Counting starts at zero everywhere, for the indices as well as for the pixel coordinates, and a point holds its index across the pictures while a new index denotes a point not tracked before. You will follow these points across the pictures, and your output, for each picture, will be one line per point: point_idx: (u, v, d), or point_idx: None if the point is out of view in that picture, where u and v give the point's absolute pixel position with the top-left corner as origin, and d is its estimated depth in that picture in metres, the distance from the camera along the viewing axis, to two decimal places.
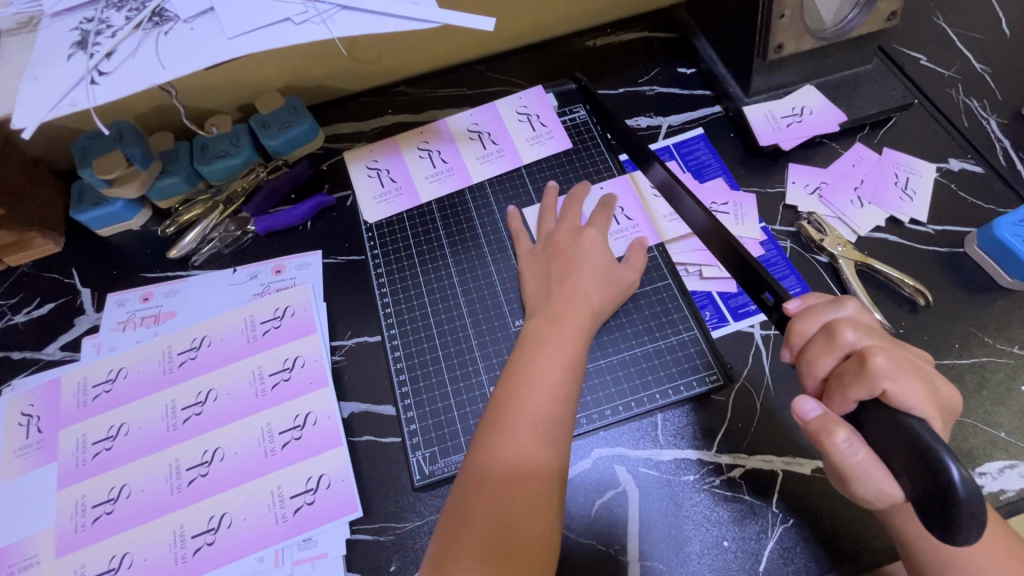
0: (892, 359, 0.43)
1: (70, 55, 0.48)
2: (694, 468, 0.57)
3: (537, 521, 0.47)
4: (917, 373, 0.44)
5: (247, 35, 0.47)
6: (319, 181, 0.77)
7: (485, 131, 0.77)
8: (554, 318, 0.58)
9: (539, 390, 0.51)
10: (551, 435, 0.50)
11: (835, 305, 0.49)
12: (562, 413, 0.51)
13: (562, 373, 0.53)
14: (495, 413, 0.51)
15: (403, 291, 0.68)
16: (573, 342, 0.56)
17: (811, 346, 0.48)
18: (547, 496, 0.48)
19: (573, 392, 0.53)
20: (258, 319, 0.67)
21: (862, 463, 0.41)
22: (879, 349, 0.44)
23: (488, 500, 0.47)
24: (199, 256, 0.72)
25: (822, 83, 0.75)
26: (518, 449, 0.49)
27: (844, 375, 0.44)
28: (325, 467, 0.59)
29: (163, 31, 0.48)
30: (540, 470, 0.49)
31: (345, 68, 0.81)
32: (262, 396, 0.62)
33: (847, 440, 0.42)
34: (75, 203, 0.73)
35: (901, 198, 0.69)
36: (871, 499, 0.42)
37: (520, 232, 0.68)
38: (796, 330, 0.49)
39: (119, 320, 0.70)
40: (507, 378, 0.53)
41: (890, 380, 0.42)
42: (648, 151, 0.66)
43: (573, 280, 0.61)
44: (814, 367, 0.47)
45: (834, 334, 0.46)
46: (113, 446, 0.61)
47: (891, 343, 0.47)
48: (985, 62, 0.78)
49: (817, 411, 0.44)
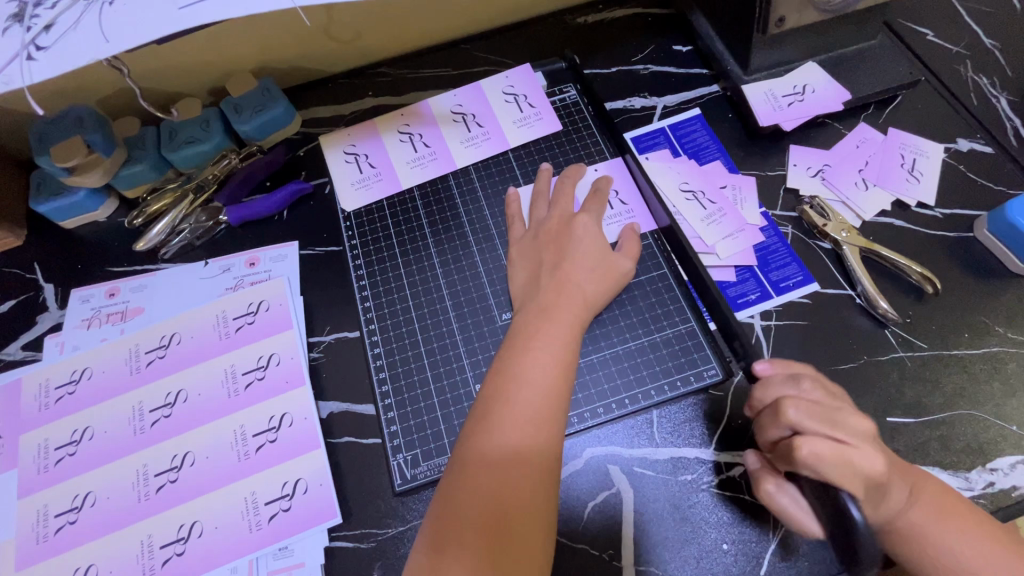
0: (825, 449, 0.42)
1: (4, 29, 0.43)
2: (691, 467, 0.54)
3: (536, 501, 0.44)
4: (863, 460, 0.42)
5: (200, 4, 0.42)
6: (296, 167, 0.73)
7: (470, 112, 0.72)
8: (549, 295, 0.55)
9: (536, 366, 0.49)
10: (550, 411, 0.48)
11: (790, 381, 0.48)
12: (560, 389, 0.49)
13: (559, 350, 0.51)
14: (490, 390, 0.49)
15: (383, 283, 0.64)
16: (570, 325, 0.53)
17: (762, 415, 0.48)
18: (547, 478, 0.46)
19: (571, 370, 0.51)
20: (231, 315, 0.63)
21: (790, 510, 0.47)
22: (814, 435, 0.43)
23: (483, 479, 0.45)
24: (168, 248, 0.68)
25: (824, 60, 0.72)
26: (516, 425, 0.46)
27: (782, 452, 0.45)
28: (302, 471, 0.55)
29: (108, 1, 0.43)
30: (538, 447, 0.46)
31: (321, 47, 0.76)
32: (235, 396, 0.59)
33: (774, 491, 0.48)
34: (36, 194, 0.69)
35: (907, 180, 0.66)
36: (811, 536, 0.47)
37: (514, 216, 0.65)
38: (755, 398, 0.50)
39: (83, 317, 0.66)
40: (502, 357, 0.51)
41: (810, 469, 0.42)
42: (620, 139, 0.68)
43: (566, 267, 0.57)
44: (762, 434, 0.48)
45: (777, 414, 0.45)
46: (77, 451, 0.58)
47: (837, 421, 0.44)
48: (994, 37, 0.75)
49: (755, 463, 0.50)
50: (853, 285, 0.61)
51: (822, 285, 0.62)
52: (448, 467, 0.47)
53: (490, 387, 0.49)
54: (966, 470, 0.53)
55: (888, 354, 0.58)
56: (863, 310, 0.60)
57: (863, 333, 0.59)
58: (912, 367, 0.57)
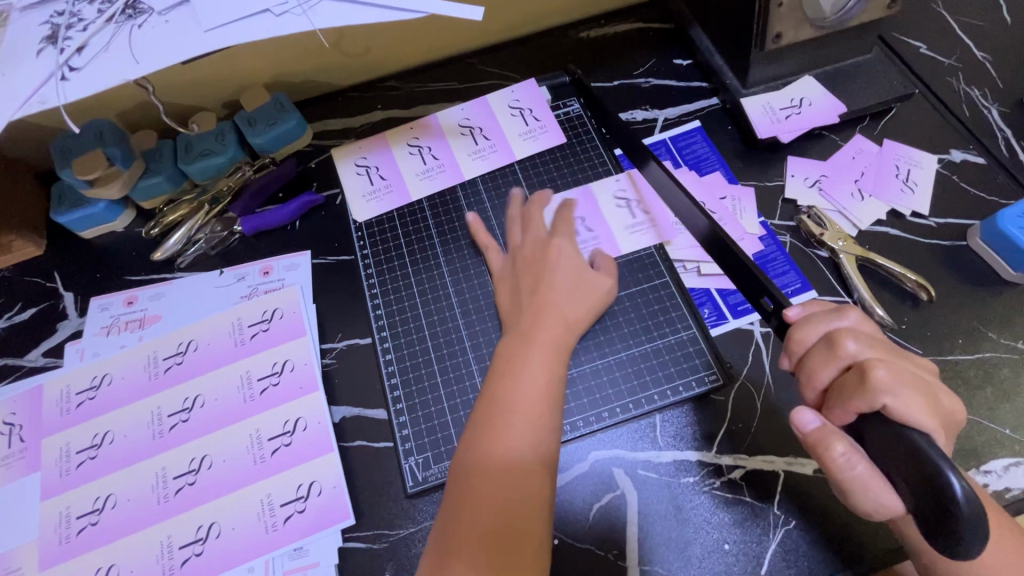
0: (895, 371, 0.42)
1: (39, 51, 0.45)
2: (694, 469, 0.56)
3: (529, 524, 0.46)
4: (921, 385, 0.43)
5: (225, 27, 0.45)
6: (307, 179, 0.75)
7: (477, 126, 0.75)
8: (536, 320, 0.57)
9: (522, 391, 0.51)
10: (537, 435, 0.49)
11: (836, 314, 0.47)
12: (546, 412, 0.50)
13: (544, 375, 0.52)
14: (479, 417, 0.50)
15: (393, 291, 0.66)
16: (560, 336, 0.56)
17: (811, 355, 0.46)
18: (539, 500, 0.47)
19: (555, 394, 0.52)
20: (246, 322, 0.65)
21: (861, 477, 0.41)
22: (885, 362, 0.43)
23: (477, 506, 0.46)
24: (184, 257, 0.71)
25: (820, 73, 0.74)
26: (505, 451, 0.48)
27: (844, 388, 0.43)
28: (317, 473, 0.57)
29: (137, 24, 0.46)
30: (534, 451, 0.48)
31: (332, 62, 0.78)
32: (251, 401, 0.61)
33: (844, 453, 0.42)
34: (56, 205, 0.71)
35: (902, 190, 0.68)
36: (871, 511, 0.42)
37: (489, 239, 0.66)
38: (796, 338, 0.48)
39: (103, 325, 0.68)
40: (489, 383, 0.52)
41: (891, 395, 0.40)
42: (644, 150, 0.66)
43: (545, 291, 0.59)
44: (814, 377, 0.46)
45: (834, 345, 0.45)
46: (98, 455, 0.60)
47: (896, 353, 0.45)
48: (986, 50, 0.77)
49: (815, 423, 0.44)
50: (850, 293, 0.63)
51: (820, 292, 0.64)
52: (444, 495, 0.48)
53: (479, 412, 0.50)
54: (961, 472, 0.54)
55: None
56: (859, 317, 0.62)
57: None
58: None
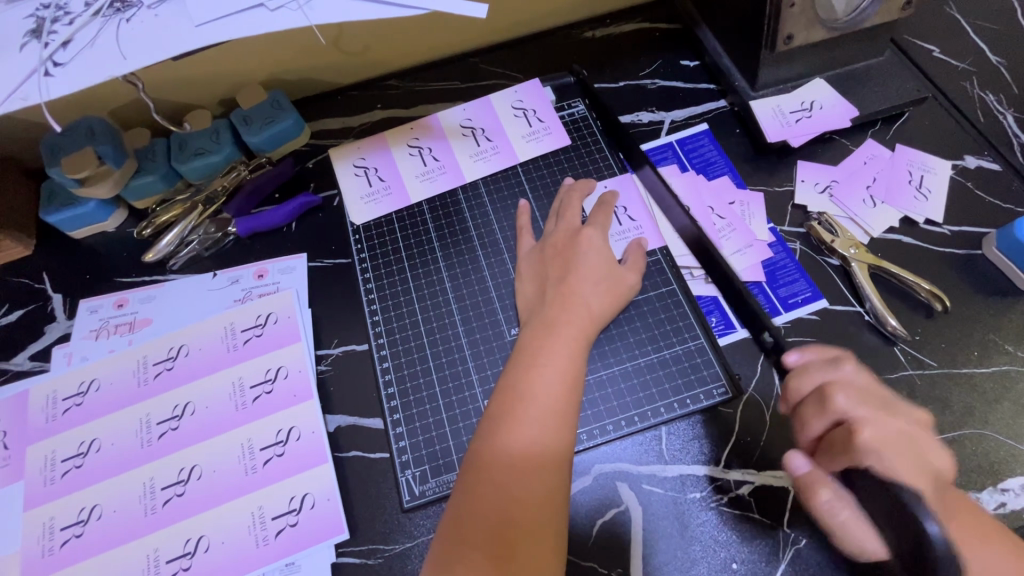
0: (881, 431, 0.43)
1: (23, 45, 0.44)
2: (701, 485, 0.54)
3: (545, 516, 0.44)
4: (911, 446, 0.43)
5: (217, 23, 0.43)
6: (305, 179, 0.74)
7: (479, 126, 0.73)
8: (561, 306, 0.55)
9: (543, 381, 0.49)
10: (557, 424, 0.47)
11: (831, 366, 0.48)
12: (571, 399, 0.49)
13: (568, 366, 0.51)
14: (497, 406, 0.49)
15: (392, 297, 0.65)
16: (582, 329, 0.54)
17: (805, 406, 0.48)
18: (557, 486, 0.46)
19: (578, 385, 0.50)
20: (239, 327, 0.63)
21: (844, 523, 0.44)
22: (872, 420, 0.44)
23: (494, 488, 0.45)
24: (177, 259, 0.69)
25: (831, 76, 0.72)
26: (525, 438, 0.46)
27: (833, 442, 0.45)
28: (310, 485, 0.55)
29: (126, 19, 0.44)
30: (552, 445, 0.47)
31: (332, 60, 0.76)
32: (243, 410, 0.59)
33: (829, 500, 0.44)
34: (45, 204, 0.69)
35: (915, 197, 0.66)
36: (857, 552, 0.45)
37: (524, 228, 0.65)
38: (792, 387, 0.49)
39: (91, 328, 0.66)
40: (510, 371, 0.51)
41: (875, 456, 0.42)
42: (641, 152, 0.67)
43: (567, 285, 0.57)
44: (806, 427, 0.47)
45: (825, 400, 0.46)
46: (84, 464, 0.58)
47: (889, 407, 0.46)
48: (1000, 54, 0.75)
49: (805, 467, 0.46)
50: (862, 302, 0.61)
51: (831, 302, 0.62)
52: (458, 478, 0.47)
53: (496, 404, 0.49)
54: (976, 489, 0.53)
55: (898, 372, 0.58)
56: (871, 328, 0.60)
57: (872, 350, 0.59)
58: (922, 386, 0.57)
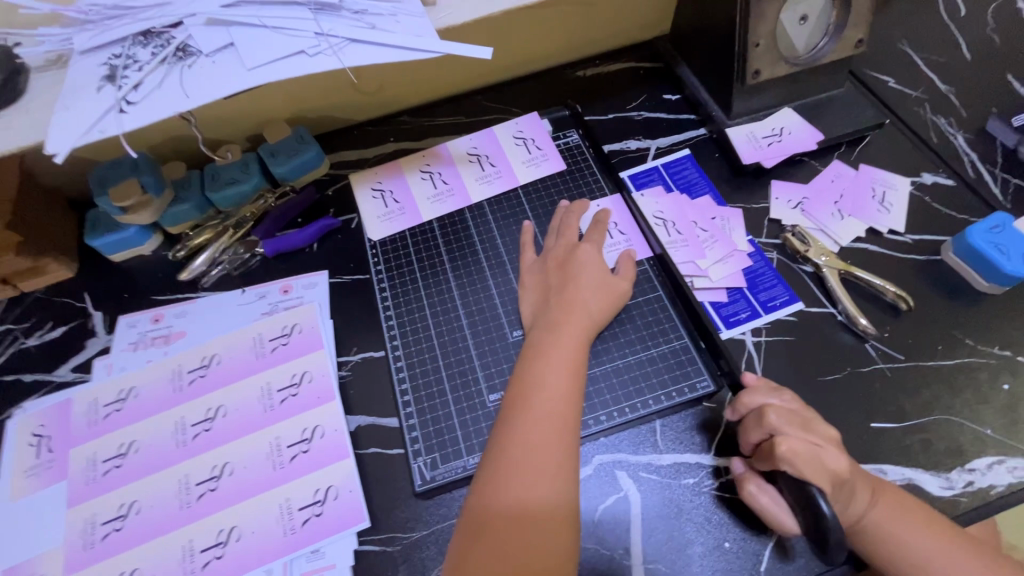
0: (798, 446, 0.50)
1: (99, 87, 0.52)
2: (694, 471, 0.59)
3: (550, 552, 0.48)
4: (824, 459, 0.50)
5: (266, 67, 0.51)
6: (325, 205, 0.81)
7: (483, 154, 0.81)
8: (551, 340, 0.59)
9: (539, 425, 0.52)
10: (554, 463, 0.50)
11: (773, 392, 0.56)
12: (561, 446, 0.51)
13: (558, 412, 0.53)
14: (491, 458, 0.51)
15: (405, 306, 0.71)
16: (572, 369, 0.56)
17: (746, 418, 0.56)
18: (555, 530, 0.49)
19: (569, 429, 0.53)
20: (267, 337, 0.69)
21: (765, 509, 0.53)
22: (793, 437, 0.51)
23: (491, 542, 0.48)
24: (208, 278, 0.75)
25: (798, 105, 0.80)
26: (532, 481, 0.49)
27: (761, 452, 0.53)
28: (334, 478, 0.60)
29: (187, 65, 0.52)
30: (546, 493, 0.49)
31: (351, 99, 0.85)
32: (271, 411, 0.64)
33: (754, 491, 0.53)
34: (90, 230, 0.77)
35: (878, 210, 0.73)
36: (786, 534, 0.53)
37: (528, 244, 0.71)
38: (743, 400, 0.57)
39: (130, 341, 0.71)
40: (506, 410, 0.54)
41: (789, 465, 0.49)
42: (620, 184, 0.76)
43: (556, 325, 0.60)
44: (745, 435, 0.55)
45: (760, 416, 0.54)
46: (124, 463, 0.62)
47: (810, 426, 0.53)
48: (949, 83, 0.84)
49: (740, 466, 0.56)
50: (835, 304, 0.67)
51: (807, 304, 0.68)
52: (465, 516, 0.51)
53: (491, 457, 0.51)
54: (946, 470, 0.58)
55: (870, 366, 0.64)
56: (844, 326, 0.66)
57: (846, 346, 0.65)
58: (893, 378, 0.63)
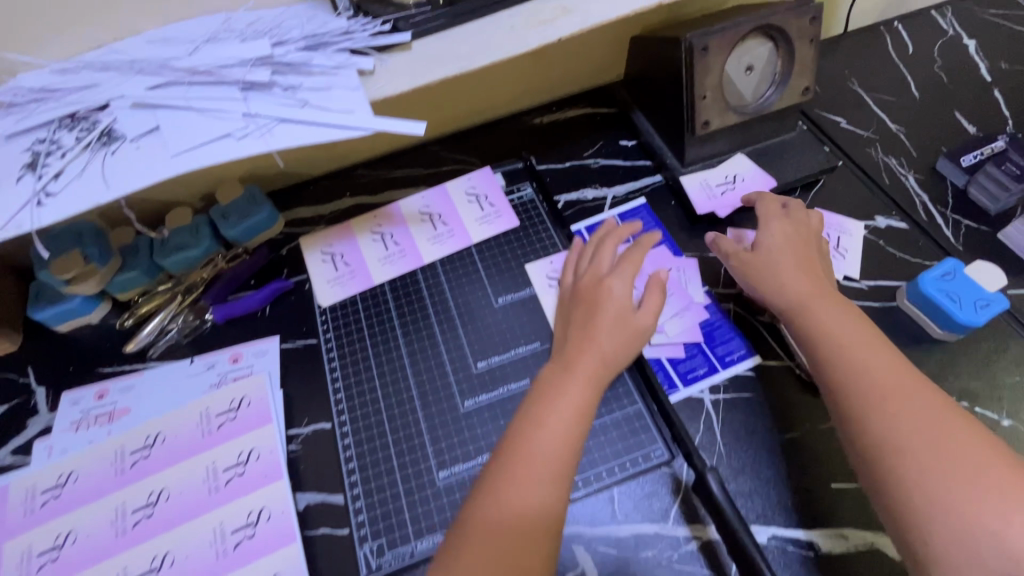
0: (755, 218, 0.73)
1: (19, 177, 0.50)
2: (651, 544, 0.57)
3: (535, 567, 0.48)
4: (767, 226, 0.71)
5: (192, 152, 0.50)
6: (278, 266, 0.79)
7: (435, 212, 0.80)
8: (566, 376, 0.59)
9: (551, 439, 0.54)
10: (556, 476, 0.52)
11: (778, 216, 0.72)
12: (564, 468, 0.53)
13: (567, 434, 0.54)
14: (499, 464, 0.53)
15: (354, 376, 0.69)
16: (586, 400, 0.57)
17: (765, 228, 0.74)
18: (544, 543, 0.49)
19: (574, 452, 0.54)
20: (214, 412, 0.66)
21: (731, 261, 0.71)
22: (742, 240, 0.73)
23: (483, 545, 0.48)
24: (155, 347, 0.73)
25: (751, 150, 0.80)
26: (512, 497, 0.50)
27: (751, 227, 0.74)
28: (279, 565, 0.58)
29: (111, 151, 0.51)
30: (544, 506, 0.51)
31: (304, 155, 0.84)
32: (215, 492, 0.62)
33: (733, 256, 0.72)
34: (33, 302, 0.74)
35: (833, 256, 0.73)
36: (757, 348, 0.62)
37: (567, 266, 0.71)
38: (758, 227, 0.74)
39: (72, 420, 0.69)
40: (519, 422, 0.56)
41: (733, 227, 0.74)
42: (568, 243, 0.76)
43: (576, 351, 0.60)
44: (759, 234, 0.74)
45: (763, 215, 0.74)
46: (60, 556, 0.60)
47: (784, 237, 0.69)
48: (900, 122, 0.85)
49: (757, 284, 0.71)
50: (792, 357, 0.66)
51: (764, 358, 0.67)
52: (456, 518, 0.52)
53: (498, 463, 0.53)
54: None
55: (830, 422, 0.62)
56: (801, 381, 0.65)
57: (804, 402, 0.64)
58: None
